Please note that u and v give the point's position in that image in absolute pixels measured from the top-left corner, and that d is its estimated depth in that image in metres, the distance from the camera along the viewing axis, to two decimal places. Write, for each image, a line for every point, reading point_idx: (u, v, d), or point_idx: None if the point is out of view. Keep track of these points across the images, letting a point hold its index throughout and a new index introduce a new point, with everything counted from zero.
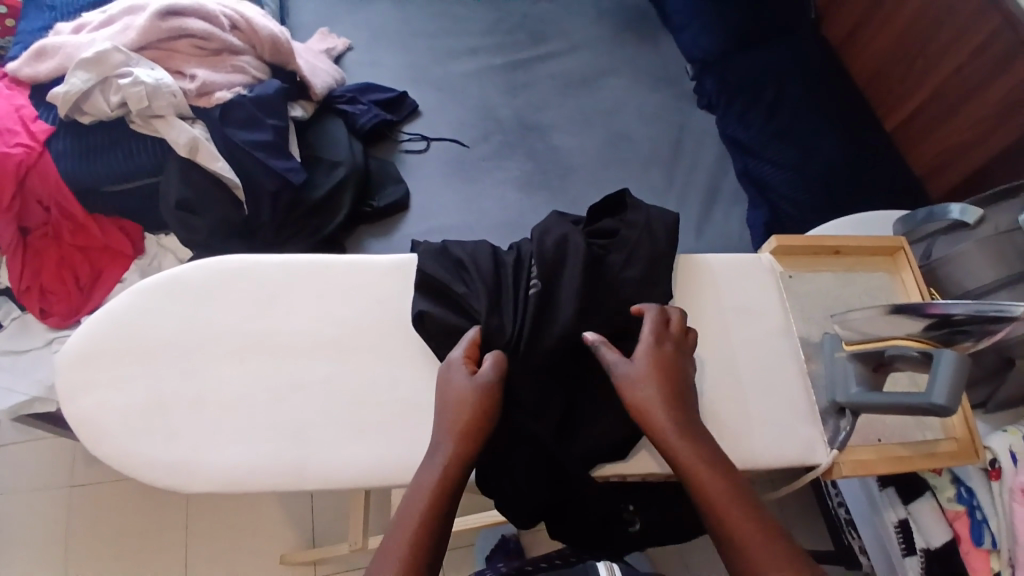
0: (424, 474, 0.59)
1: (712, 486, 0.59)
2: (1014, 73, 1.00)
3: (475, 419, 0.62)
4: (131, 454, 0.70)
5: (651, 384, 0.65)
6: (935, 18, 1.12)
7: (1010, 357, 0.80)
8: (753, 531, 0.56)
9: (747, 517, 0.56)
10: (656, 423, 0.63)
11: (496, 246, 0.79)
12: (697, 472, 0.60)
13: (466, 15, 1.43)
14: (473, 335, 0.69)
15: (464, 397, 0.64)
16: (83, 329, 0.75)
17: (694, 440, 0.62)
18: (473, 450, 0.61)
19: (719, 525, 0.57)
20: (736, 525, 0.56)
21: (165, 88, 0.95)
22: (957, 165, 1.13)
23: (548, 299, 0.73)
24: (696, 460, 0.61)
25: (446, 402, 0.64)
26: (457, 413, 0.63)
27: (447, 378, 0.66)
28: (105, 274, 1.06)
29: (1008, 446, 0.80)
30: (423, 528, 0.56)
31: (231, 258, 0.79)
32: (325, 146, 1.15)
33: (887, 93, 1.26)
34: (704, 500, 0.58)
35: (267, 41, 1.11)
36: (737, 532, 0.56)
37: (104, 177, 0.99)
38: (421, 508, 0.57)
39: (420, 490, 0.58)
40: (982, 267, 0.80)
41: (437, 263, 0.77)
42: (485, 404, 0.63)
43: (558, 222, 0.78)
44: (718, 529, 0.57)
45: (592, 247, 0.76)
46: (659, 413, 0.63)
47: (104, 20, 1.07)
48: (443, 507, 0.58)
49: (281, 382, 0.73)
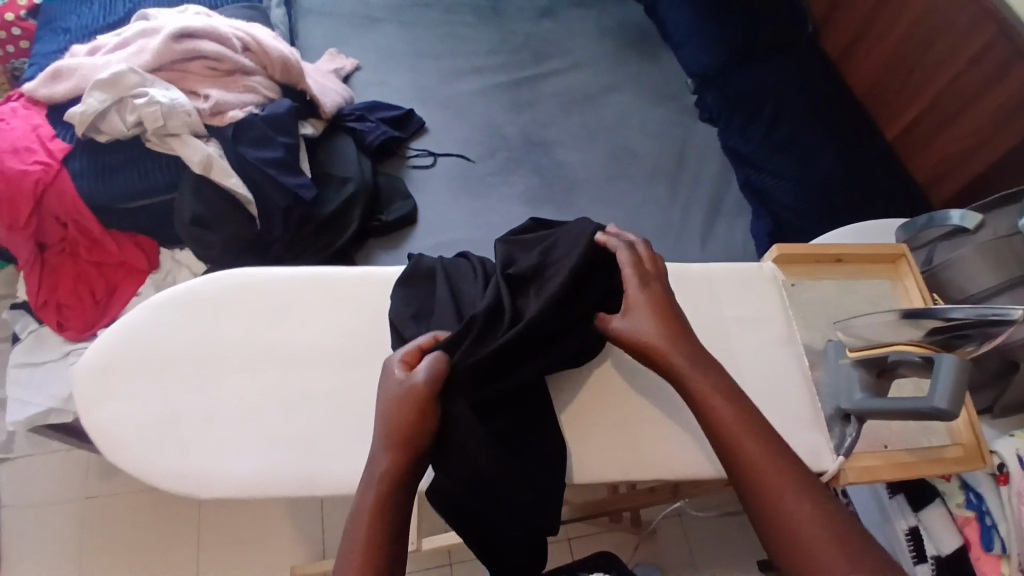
0: (358, 499, 0.58)
1: (745, 437, 0.61)
2: (1011, 83, 1.01)
3: (412, 421, 0.60)
4: (147, 461, 0.71)
5: (659, 318, 0.69)
6: (933, 30, 1.14)
7: (1014, 361, 0.81)
8: (785, 491, 0.57)
9: (776, 473, 0.58)
10: (682, 371, 0.66)
11: (468, 274, 0.80)
12: (710, 407, 0.64)
13: (471, 35, 1.47)
14: (421, 343, 0.69)
15: (403, 398, 0.61)
16: (99, 341, 0.77)
17: (719, 392, 0.65)
18: (407, 453, 0.60)
19: (752, 474, 0.59)
20: (770, 481, 0.58)
21: (179, 108, 0.98)
22: (956, 173, 1.15)
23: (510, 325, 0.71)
24: (714, 398, 0.64)
25: (385, 404, 0.62)
26: (390, 418, 0.61)
27: (387, 381, 0.64)
28: (121, 289, 1.08)
29: (1015, 450, 0.80)
30: (370, 548, 0.55)
31: (244, 272, 0.81)
32: (335, 163, 1.17)
33: (886, 105, 1.28)
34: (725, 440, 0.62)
35: (277, 62, 1.14)
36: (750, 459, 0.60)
37: (120, 194, 1.02)
38: (363, 530, 0.56)
39: (359, 511, 0.58)
40: (982, 273, 0.82)
41: (433, 285, 0.79)
42: (413, 416, 0.61)
43: (518, 251, 0.80)
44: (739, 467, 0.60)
45: (537, 271, 0.76)
46: (684, 362, 0.67)
47: (118, 42, 1.10)
48: (388, 521, 0.57)
49: (292, 393, 0.75)
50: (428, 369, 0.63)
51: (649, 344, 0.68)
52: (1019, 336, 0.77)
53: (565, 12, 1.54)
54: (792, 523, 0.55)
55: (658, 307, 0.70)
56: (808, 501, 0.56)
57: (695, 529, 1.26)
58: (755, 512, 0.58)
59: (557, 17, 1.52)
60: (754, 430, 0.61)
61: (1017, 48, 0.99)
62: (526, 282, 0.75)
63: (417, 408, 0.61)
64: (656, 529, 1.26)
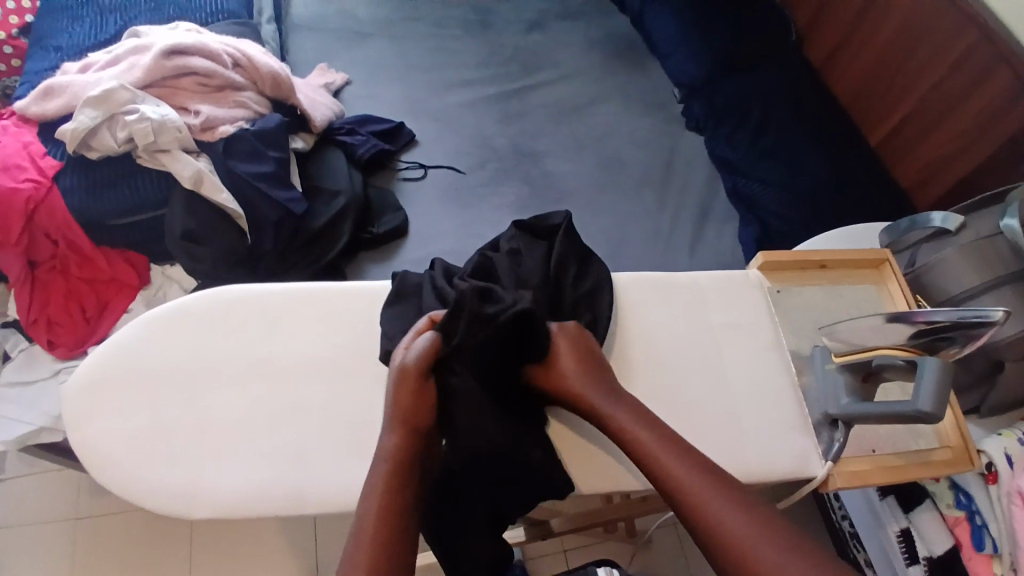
0: (370, 480, 0.62)
1: (681, 469, 0.62)
2: (992, 86, 1.03)
3: (411, 399, 0.65)
4: (137, 477, 0.71)
5: (575, 358, 0.71)
6: (916, 36, 1.16)
7: (1000, 361, 0.82)
8: (725, 512, 0.58)
9: (717, 497, 0.59)
10: (606, 412, 0.68)
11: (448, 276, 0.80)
12: (627, 429, 0.66)
13: (460, 48, 1.48)
14: (423, 324, 0.71)
15: (404, 380, 0.66)
16: (90, 358, 0.78)
17: (647, 428, 0.66)
18: (411, 430, 0.64)
19: (690, 505, 0.60)
20: (708, 506, 0.59)
21: (170, 123, 0.99)
22: (942, 176, 1.16)
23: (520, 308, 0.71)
24: (625, 421, 0.67)
25: (392, 386, 0.67)
26: (395, 401, 0.66)
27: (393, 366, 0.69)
28: (112, 305, 1.08)
29: (1003, 449, 0.80)
30: (384, 517, 0.59)
31: (235, 287, 0.81)
32: (325, 177, 1.18)
33: (871, 111, 1.29)
34: (644, 459, 0.64)
35: (268, 77, 1.15)
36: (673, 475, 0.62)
37: (111, 211, 1.02)
38: (374, 510, 0.59)
39: (372, 487, 0.61)
40: (963, 274, 0.82)
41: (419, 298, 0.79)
42: (407, 398, 0.65)
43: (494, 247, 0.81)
44: (664, 481, 0.62)
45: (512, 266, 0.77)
46: (604, 407, 0.68)
47: (109, 59, 1.11)
48: (401, 490, 0.61)
49: (282, 407, 0.75)
50: (424, 348, 0.67)
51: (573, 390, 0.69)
52: (1004, 336, 0.78)
53: (553, 25, 1.56)
54: (733, 541, 0.56)
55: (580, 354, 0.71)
56: (744, 512, 0.58)
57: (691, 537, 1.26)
58: (688, 524, 0.59)
59: (545, 30, 1.54)
60: (688, 458, 0.63)
61: (998, 51, 1.01)
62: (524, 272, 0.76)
63: (412, 389, 0.66)
64: (652, 539, 1.26)
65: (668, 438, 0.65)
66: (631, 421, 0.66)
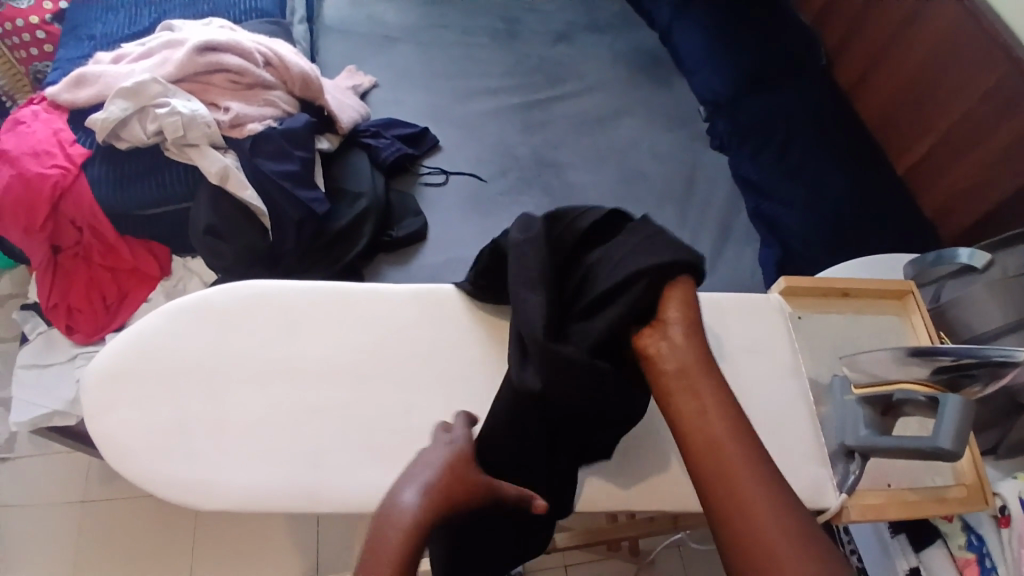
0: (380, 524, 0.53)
1: (744, 474, 0.56)
2: (1022, 119, 1.02)
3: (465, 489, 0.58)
4: (150, 470, 0.72)
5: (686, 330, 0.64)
6: (946, 66, 1.15)
7: (1021, 403, 0.81)
8: (774, 514, 0.53)
9: (767, 504, 0.54)
10: (697, 392, 0.61)
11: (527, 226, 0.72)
12: (706, 418, 0.60)
13: (487, 56, 1.49)
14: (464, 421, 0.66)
15: (462, 473, 0.59)
16: (111, 346, 0.78)
17: (728, 424, 0.59)
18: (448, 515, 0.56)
19: (738, 514, 0.54)
20: (760, 518, 0.53)
21: (200, 119, 1.01)
22: (966, 208, 1.15)
23: (607, 260, 0.67)
24: (711, 410, 0.60)
25: (441, 467, 0.59)
26: (442, 475, 0.58)
27: (436, 447, 0.62)
28: (131, 294, 1.09)
29: (1017, 493, 0.79)
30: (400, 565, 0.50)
31: (257, 284, 0.82)
32: (349, 178, 1.19)
33: (897, 138, 1.29)
34: (711, 451, 0.58)
35: (297, 77, 1.16)
36: (733, 479, 0.56)
37: (137, 202, 1.03)
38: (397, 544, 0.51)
39: (392, 524, 0.52)
40: (990, 311, 0.81)
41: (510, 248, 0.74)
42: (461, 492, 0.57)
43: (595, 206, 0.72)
44: (720, 481, 0.56)
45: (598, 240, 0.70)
46: (700, 390, 0.61)
47: (142, 52, 1.12)
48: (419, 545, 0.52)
49: (299, 407, 0.75)
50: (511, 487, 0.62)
51: (682, 364, 0.62)
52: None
53: (580, 37, 1.56)
54: (772, 553, 0.51)
55: (684, 327, 0.64)
56: (792, 519, 0.53)
57: (694, 560, 1.25)
58: (725, 529, 0.54)
59: (572, 42, 1.55)
60: (755, 466, 0.56)
61: None
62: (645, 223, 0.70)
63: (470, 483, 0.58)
64: (655, 559, 1.25)
65: (744, 440, 0.58)
66: (717, 412, 0.60)
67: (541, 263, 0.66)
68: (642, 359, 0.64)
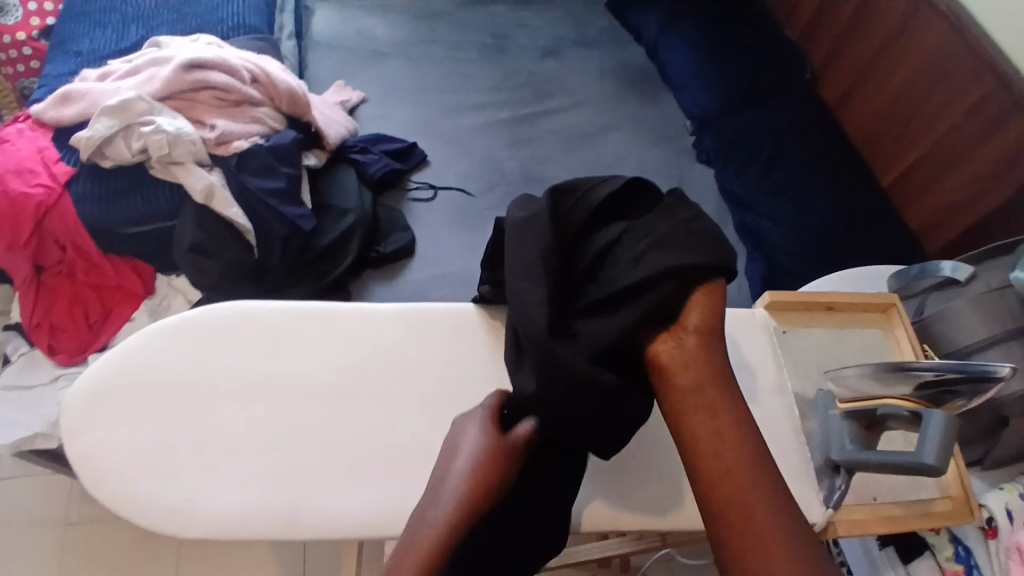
0: (409, 542, 0.57)
1: (757, 502, 0.57)
2: (1005, 135, 1.04)
3: (493, 469, 0.59)
4: (129, 493, 0.71)
5: (699, 339, 0.63)
6: (930, 82, 1.17)
7: (1004, 416, 0.81)
8: (786, 545, 0.55)
9: (778, 535, 0.55)
10: (716, 411, 0.61)
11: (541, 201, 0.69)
12: (722, 439, 0.60)
13: (476, 72, 1.50)
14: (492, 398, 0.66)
15: (489, 448, 0.60)
16: (92, 367, 0.78)
17: (744, 446, 0.60)
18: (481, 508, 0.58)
19: (750, 545, 0.55)
20: (772, 549, 0.54)
21: (185, 136, 1.00)
22: (951, 222, 1.16)
23: (626, 249, 0.65)
24: (727, 431, 0.60)
25: (472, 452, 0.60)
26: (468, 463, 0.60)
27: (463, 430, 0.64)
28: (115, 312, 1.08)
29: (1004, 504, 0.81)
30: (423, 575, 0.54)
31: (241, 303, 0.81)
32: (336, 194, 1.18)
33: (883, 153, 1.30)
34: (726, 475, 0.58)
35: (284, 94, 1.16)
36: (744, 505, 0.57)
37: (122, 218, 1.03)
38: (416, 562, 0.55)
39: (420, 536, 0.57)
40: (974, 325, 0.82)
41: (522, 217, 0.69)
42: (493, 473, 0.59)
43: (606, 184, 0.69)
44: (732, 508, 0.57)
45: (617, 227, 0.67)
46: (717, 409, 0.61)
47: (129, 69, 1.12)
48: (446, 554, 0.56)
49: (281, 428, 0.74)
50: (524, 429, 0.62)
51: (701, 381, 0.62)
52: (1012, 390, 0.79)
53: (569, 53, 1.57)
54: None
55: (703, 333, 0.63)
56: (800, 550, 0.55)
57: (684, 574, 1.25)
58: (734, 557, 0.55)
59: (560, 58, 1.56)
60: (767, 493, 0.57)
61: (1013, 102, 1.02)
62: (670, 207, 0.68)
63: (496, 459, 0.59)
64: (645, 573, 1.24)
65: (758, 465, 0.59)
66: (733, 434, 0.60)
67: (542, 247, 0.64)
68: (655, 367, 0.63)
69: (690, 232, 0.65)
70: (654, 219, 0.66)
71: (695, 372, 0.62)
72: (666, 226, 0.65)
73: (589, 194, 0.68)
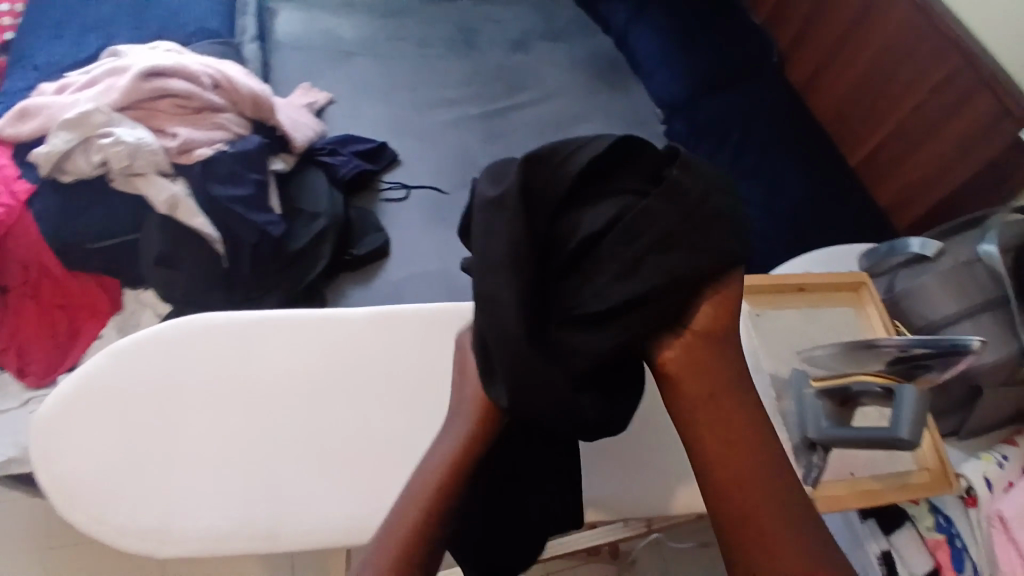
0: (401, 504, 0.56)
1: (763, 488, 0.53)
2: (971, 108, 1.05)
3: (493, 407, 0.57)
4: (102, 514, 0.69)
5: (701, 343, 0.58)
6: (897, 58, 1.17)
7: (976, 386, 0.82)
8: (790, 533, 0.51)
9: (782, 522, 0.52)
10: (725, 395, 0.57)
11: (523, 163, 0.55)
12: (729, 421, 0.56)
13: (445, 68, 1.48)
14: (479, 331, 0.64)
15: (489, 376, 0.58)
16: (58, 389, 0.76)
17: (752, 431, 0.56)
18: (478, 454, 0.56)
19: (749, 533, 0.52)
20: (774, 538, 0.51)
21: (146, 147, 0.98)
22: (921, 198, 1.16)
23: (620, 239, 0.55)
24: (736, 416, 0.56)
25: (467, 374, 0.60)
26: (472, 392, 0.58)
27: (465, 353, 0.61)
28: (83, 330, 1.06)
29: (982, 473, 0.83)
30: (406, 550, 0.54)
31: (209, 315, 0.80)
32: (305, 198, 1.16)
33: (851, 131, 1.30)
34: (729, 458, 0.55)
35: (247, 99, 1.14)
36: (746, 491, 0.53)
37: (86, 233, 1.01)
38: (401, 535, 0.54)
39: (416, 489, 0.56)
40: (943, 300, 0.83)
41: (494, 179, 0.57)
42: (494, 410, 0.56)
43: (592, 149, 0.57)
44: (733, 492, 0.54)
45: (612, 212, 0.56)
46: (727, 393, 0.57)
47: (86, 81, 1.10)
48: (434, 518, 0.55)
49: (256, 441, 0.73)
50: None
51: (706, 363, 0.57)
52: (987, 360, 0.80)
53: (538, 45, 1.56)
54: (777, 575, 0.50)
55: (704, 336, 0.58)
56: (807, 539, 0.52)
57: (674, 559, 1.25)
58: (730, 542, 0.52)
59: (529, 50, 1.55)
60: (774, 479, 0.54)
61: (978, 77, 1.03)
62: (676, 185, 0.56)
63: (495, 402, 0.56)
64: (636, 559, 1.25)
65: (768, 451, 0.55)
66: (742, 418, 0.56)
67: (516, 245, 0.52)
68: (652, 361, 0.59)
69: (698, 227, 0.56)
70: (657, 205, 0.55)
71: (704, 377, 0.57)
72: (670, 219, 0.55)
73: (571, 163, 0.57)
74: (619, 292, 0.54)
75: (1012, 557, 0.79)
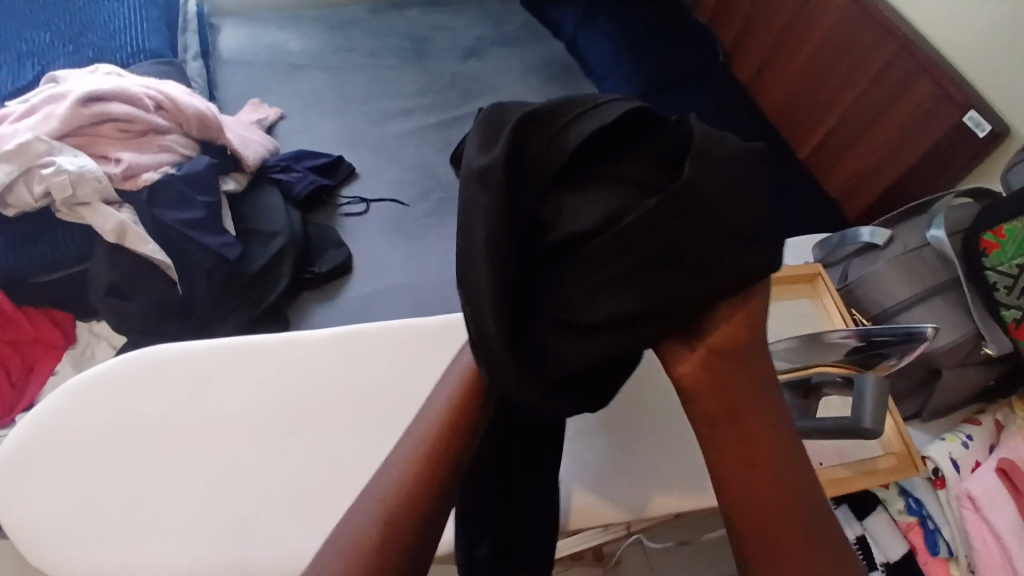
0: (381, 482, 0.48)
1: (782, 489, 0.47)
2: (913, 94, 1.07)
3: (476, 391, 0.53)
4: (64, 561, 0.67)
5: (722, 361, 0.50)
6: (837, 48, 1.19)
7: (936, 368, 0.84)
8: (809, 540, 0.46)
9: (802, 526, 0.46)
10: (738, 388, 0.50)
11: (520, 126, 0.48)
12: (744, 413, 0.49)
13: (398, 79, 1.47)
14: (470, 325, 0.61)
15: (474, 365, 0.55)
16: (13, 436, 0.74)
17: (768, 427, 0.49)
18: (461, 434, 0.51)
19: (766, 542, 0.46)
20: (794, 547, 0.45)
21: (90, 174, 0.95)
22: (871, 184, 1.18)
23: (611, 241, 0.46)
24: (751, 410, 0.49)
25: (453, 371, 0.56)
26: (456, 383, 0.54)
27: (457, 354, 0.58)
28: (38, 367, 1.01)
29: (948, 453, 0.85)
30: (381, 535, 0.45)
31: (163, 347, 0.78)
32: (260, 218, 1.14)
33: (798, 124, 1.31)
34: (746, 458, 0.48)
35: (193, 118, 1.11)
36: (762, 492, 0.47)
37: (32, 267, 0.98)
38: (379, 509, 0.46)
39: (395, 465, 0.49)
40: (894, 287, 0.85)
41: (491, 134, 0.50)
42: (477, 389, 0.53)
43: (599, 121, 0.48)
44: (749, 496, 0.47)
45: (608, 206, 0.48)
46: (740, 388, 0.50)
47: (24, 110, 1.06)
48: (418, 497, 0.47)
49: (221, 472, 0.71)
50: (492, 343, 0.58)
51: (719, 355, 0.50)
52: (941, 343, 0.82)
53: (490, 51, 1.56)
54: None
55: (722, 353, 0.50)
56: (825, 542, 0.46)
57: (659, 559, 1.25)
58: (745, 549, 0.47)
59: (482, 57, 1.54)
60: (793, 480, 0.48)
61: (917, 63, 1.06)
62: (690, 187, 0.46)
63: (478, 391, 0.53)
64: (621, 559, 1.25)
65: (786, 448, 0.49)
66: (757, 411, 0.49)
67: (490, 229, 0.46)
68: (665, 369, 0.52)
69: (708, 236, 0.46)
70: (662, 204, 0.46)
71: (726, 397, 0.50)
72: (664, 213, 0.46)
73: (569, 136, 0.48)
74: (603, 303, 0.47)
75: (984, 534, 0.80)
